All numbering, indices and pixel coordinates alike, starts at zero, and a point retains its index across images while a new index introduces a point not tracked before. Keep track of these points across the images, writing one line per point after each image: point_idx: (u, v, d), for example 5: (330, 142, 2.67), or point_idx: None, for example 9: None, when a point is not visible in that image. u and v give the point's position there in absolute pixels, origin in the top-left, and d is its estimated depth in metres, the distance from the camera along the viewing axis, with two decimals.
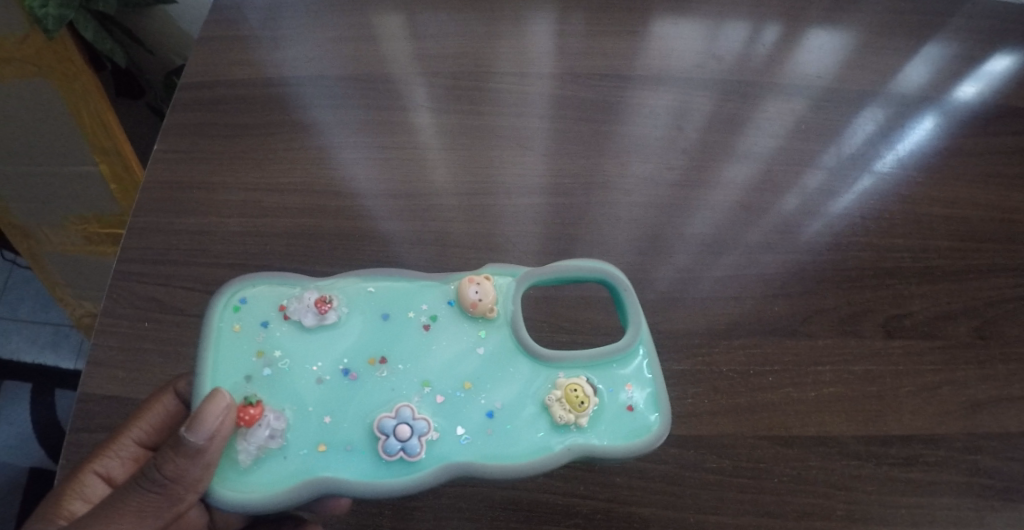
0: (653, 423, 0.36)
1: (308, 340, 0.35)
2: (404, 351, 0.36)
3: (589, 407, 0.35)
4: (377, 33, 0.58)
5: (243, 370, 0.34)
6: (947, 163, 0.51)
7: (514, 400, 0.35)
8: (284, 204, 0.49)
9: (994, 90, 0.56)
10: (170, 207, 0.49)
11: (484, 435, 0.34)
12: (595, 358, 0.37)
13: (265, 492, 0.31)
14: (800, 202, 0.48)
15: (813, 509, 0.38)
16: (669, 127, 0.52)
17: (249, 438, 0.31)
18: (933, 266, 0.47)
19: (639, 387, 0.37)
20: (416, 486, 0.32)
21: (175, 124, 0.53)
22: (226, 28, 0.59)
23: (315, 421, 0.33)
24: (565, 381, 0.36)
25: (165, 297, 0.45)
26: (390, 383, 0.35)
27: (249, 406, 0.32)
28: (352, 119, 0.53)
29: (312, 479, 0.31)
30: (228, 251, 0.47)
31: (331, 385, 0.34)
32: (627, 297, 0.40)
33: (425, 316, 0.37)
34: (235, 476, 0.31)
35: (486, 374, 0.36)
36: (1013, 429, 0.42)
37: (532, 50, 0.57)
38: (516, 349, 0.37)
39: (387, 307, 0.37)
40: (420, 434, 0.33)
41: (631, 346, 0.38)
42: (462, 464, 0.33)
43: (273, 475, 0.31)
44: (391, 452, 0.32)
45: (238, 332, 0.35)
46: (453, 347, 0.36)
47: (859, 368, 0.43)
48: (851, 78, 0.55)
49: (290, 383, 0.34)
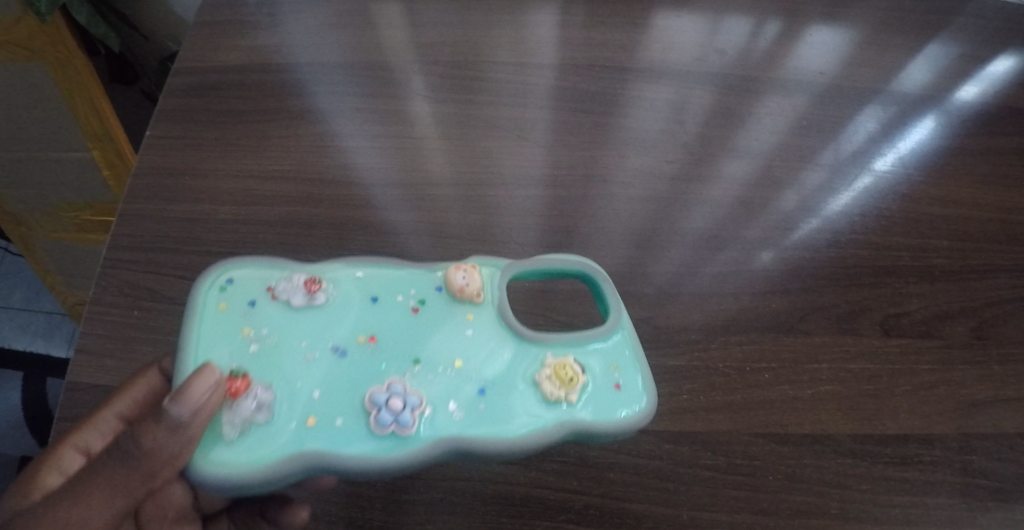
0: (642, 403, 0.35)
1: (295, 318, 0.34)
2: (395, 329, 0.35)
3: (575, 386, 0.34)
4: (376, 22, 0.57)
5: (228, 346, 0.32)
6: (948, 162, 0.51)
7: (506, 378, 0.34)
8: (278, 193, 0.48)
9: (997, 91, 0.55)
10: (162, 194, 0.49)
11: (477, 410, 0.32)
12: (585, 339, 0.37)
13: (250, 466, 0.29)
14: (799, 199, 0.48)
15: (808, 507, 0.38)
16: (669, 122, 0.52)
17: (235, 410, 0.29)
18: (931, 265, 0.46)
19: (624, 365, 0.36)
20: (409, 460, 0.30)
21: (168, 111, 0.52)
22: (221, 13, 0.58)
23: (301, 396, 0.31)
24: (555, 360, 0.35)
25: (156, 286, 0.44)
26: (380, 359, 0.33)
27: (236, 379, 0.30)
28: (349, 108, 0.52)
29: (299, 452, 0.29)
30: (220, 239, 0.46)
31: (319, 361, 0.32)
32: (605, 287, 0.40)
33: (414, 299, 0.36)
34: (215, 450, 0.29)
35: (478, 352, 0.35)
36: (1008, 430, 0.42)
37: (531, 41, 0.56)
38: (506, 331, 0.36)
39: (376, 290, 0.36)
40: (412, 408, 0.31)
41: (614, 329, 0.37)
42: (455, 439, 0.31)
43: (258, 447, 0.29)
44: (383, 425, 0.30)
45: (224, 308, 0.33)
46: (443, 327, 0.35)
47: (855, 367, 0.43)
48: (853, 75, 0.55)
49: (278, 359, 0.32)
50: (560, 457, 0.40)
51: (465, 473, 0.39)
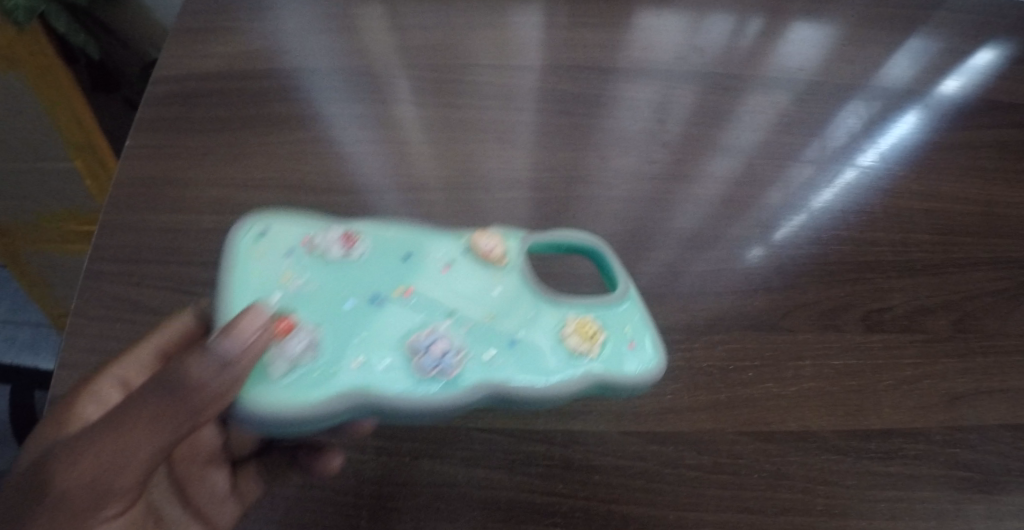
0: (652, 362, 0.35)
1: (333, 270, 0.34)
2: (430, 282, 0.34)
3: (605, 338, 0.34)
4: (356, 27, 0.57)
5: (268, 293, 0.32)
6: (929, 157, 0.51)
7: (538, 331, 0.34)
8: (260, 201, 0.48)
9: (978, 84, 0.55)
10: (143, 204, 0.48)
11: (513, 357, 0.32)
12: (600, 303, 0.36)
13: (298, 402, 0.29)
14: (782, 196, 0.48)
15: (793, 504, 0.38)
16: (651, 122, 0.51)
17: (283, 348, 0.30)
18: (913, 260, 0.47)
19: (632, 325, 0.36)
20: (450, 403, 0.31)
21: (148, 121, 0.52)
22: (198, 19, 0.57)
23: (343, 341, 0.31)
24: (577, 318, 0.35)
25: (138, 297, 0.44)
26: (417, 310, 0.33)
27: (282, 319, 0.31)
28: (330, 114, 0.52)
29: (346, 392, 0.30)
30: (205, 249, 0.46)
31: (359, 309, 0.32)
32: (609, 261, 0.38)
33: (445, 257, 0.35)
34: (264, 387, 0.29)
35: (514, 304, 0.34)
36: (991, 422, 0.42)
37: (512, 43, 0.56)
38: (529, 292, 0.35)
39: (411, 245, 0.36)
40: (451, 353, 0.31)
41: (619, 299, 0.36)
42: (492, 383, 0.31)
43: (303, 387, 0.29)
44: (426, 367, 0.31)
45: (264, 256, 0.34)
46: (475, 283, 0.35)
47: (839, 363, 0.43)
48: (834, 71, 0.55)
49: (321, 304, 0.32)
50: (546, 461, 0.40)
51: (451, 478, 0.39)
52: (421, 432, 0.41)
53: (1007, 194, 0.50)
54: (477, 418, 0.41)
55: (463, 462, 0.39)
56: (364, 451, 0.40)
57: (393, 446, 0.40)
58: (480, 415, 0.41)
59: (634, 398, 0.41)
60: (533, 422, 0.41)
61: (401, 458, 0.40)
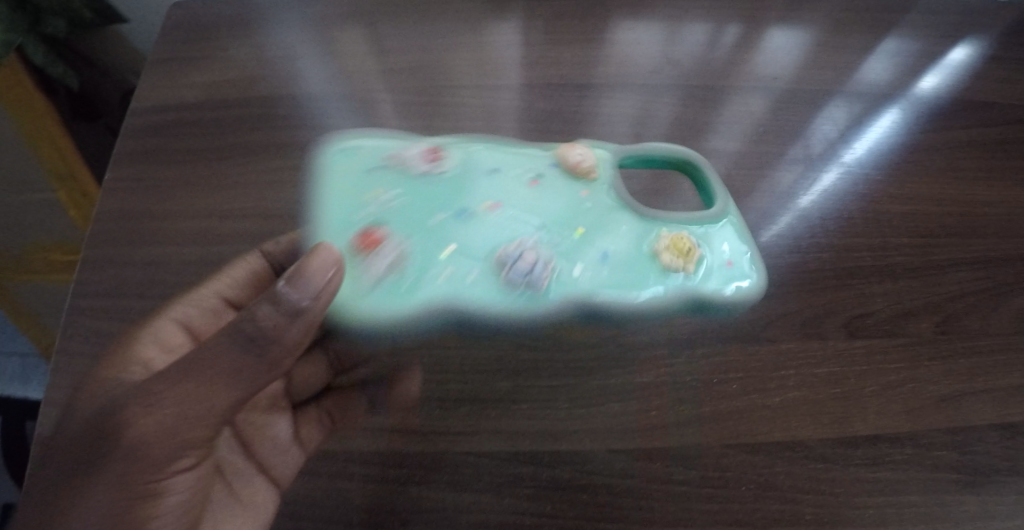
0: (755, 277, 0.38)
1: (424, 187, 0.37)
2: (516, 195, 0.37)
3: (688, 250, 0.37)
4: (333, 52, 0.57)
5: (361, 205, 0.35)
6: (906, 159, 0.51)
7: (626, 245, 0.37)
8: (238, 230, 0.47)
9: (953, 84, 0.55)
10: (124, 238, 0.48)
11: (599, 269, 0.35)
12: (693, 220, 0.39)
13: (397, 310, 0.32)
14: (760, 206, 0.48)
15: (783, 515, 0.38)
16: (628, 135, 0.51)
17: (373, 260, 0.33)
18: (892, 264, 0.47)
19: (736, 251, 0.39)
20: (542, 317, 0.33)
21: (128, 153, 0.52)
22: (173, 48, 0.57)
23: (434, 251, 0.34)
24: (671, 234, 0.37)
25: (121, 331, 0.44)
26: (507, 221, 0.36)
27: (370, 233, 0.34)
28: (306, 139, 0.52)
29: (444, 300, 0.33)
30: (184, 281, 0.46)
31: (447, 221, 0.35)
32: (709, 176, 0.42)
33: (533, 174, 0.39)
34: (356, 298, 0.32)
35: (597, 220, 0.37)
36: (976, 422, 0.42)
37: (488, 61, 0.56)
38: (617, 208, 0.38)
39: (498, 165, 0.39)
40: (543, 262, 0.34)
41: (718, 215, 0.40)
42: (584, 291, 0.34)
43: (414, 290, 0.33)
44: (518, 278, 0.33)
45: (362, 184, 0.36)
46: (562, 198, 0.38)
47: (823, 371, 0.43)
48: (809, 77, 0.55)
49: (410, 217, 0.35)
50: (532, 482, 0.39)
51: (435, 504, 0.38)
52: (404, 456, 0.40)
53: (985, 193, 0.50)
54: (462, 441, 0.40)
55: (449, 487, 0.38)
56: (350, 478, 0.39)
57: (376, 472, 0.39)
58: (465, 438, 0.40)
59: (618, 415, 0.41)
60: (519, 442, 0.40)
61: (384, 485, 0.39)
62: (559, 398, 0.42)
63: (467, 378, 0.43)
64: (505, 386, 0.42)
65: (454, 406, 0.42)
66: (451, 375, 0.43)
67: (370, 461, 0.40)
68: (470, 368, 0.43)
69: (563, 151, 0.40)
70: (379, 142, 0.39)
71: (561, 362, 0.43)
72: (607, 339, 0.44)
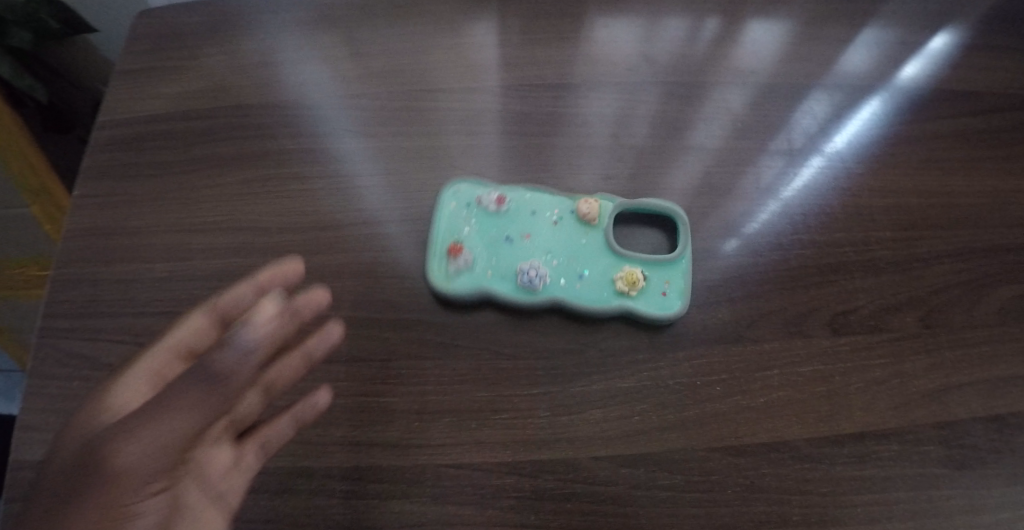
0: (677, 307, 0.43)
1: (487, 219, 0.47)
2: (545, 233, 0.46)
3: (640, 285, 0.44)
4: (297, 53, 0.55)
5: (456, 220, 0.46)
6: (886, 152, 0.51)
7: (594, 272, 0.45)
8: (210, 244, 0.46)
9: (935, 73, 0.54)
10: (93, 256, 0.47)
11: (575, 285, 0.44)
12: (653, 260, 0.45)
13: (446, 285, 0.43)
14: (741, 204, 0.48)
15: (769, 516, 0.38)
16: (606, 136, 0.51)
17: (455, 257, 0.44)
18: (875, 259, 0.46)
19: (675, 284, 0.44)
20: (529, 307, 0.43)
21: (94, 168, 0.50)
22: (136, 58, 0.55)
23: (488, 262, 0.45)
24: (629, 269, 0.45)
25: (94, 353, 0.43)
26: (529, 248, 0.46)
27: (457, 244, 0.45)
28: (275, 148, 0.50)
29: (480, 287, 0.43)
30: (157, 298, 0.45)
31: (499, 245, 0.46)
32: (680, 231, 0.46)
33: (555, 217, 0.47)
34: (439, 273, 0.44)
35: (582, 253, 0.46)
36: (962, 415, 0.41)
37: (461, 61, 0.54)
38: (605, 247, 0.46)
39: (535, 206, 0.47)
40: (544, 276, 0.44)
41: (675, 258, 0.45)
42: (561, 299, 0.43)
43: (463, 284, 0.44)
44: (525, 282, 0.43)
45: (453, 204, 0.47)
46: (568, 237, 0.46)
47: (807, 370, 0.42)
48: (790, 69, 0.54)
49: (480, 239, 0.46)
50: (516, 492, 0.38)
51: (418, 519, 0.37)
52: (383, 470, 0.38)
53: (966, 183, 0.49)
54: (443, 453, 0.39)
55: (431, 501, 0.38)
56: (331, 495, 0.38)
57: (354, 487, 0.38)
58: (446, 450, 0.39)
59: (601, 422, 0.40)
60: (501, 453, 0.39)
61: (364, 500, 0.38)
62: (541, 406, 0.40)
63: (447, 389, 0.41)
64: (486, 395, 0.40)
65: (433, 417, 0.40)
66: (430, 386, 0.41)
67: (348, 477, 0.38)
68: (449, 378, 0.41)
69: (581, 203, 0.47)
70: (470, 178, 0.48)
71: (542, 368, 0.41)
72: (588, 344, 0.43)
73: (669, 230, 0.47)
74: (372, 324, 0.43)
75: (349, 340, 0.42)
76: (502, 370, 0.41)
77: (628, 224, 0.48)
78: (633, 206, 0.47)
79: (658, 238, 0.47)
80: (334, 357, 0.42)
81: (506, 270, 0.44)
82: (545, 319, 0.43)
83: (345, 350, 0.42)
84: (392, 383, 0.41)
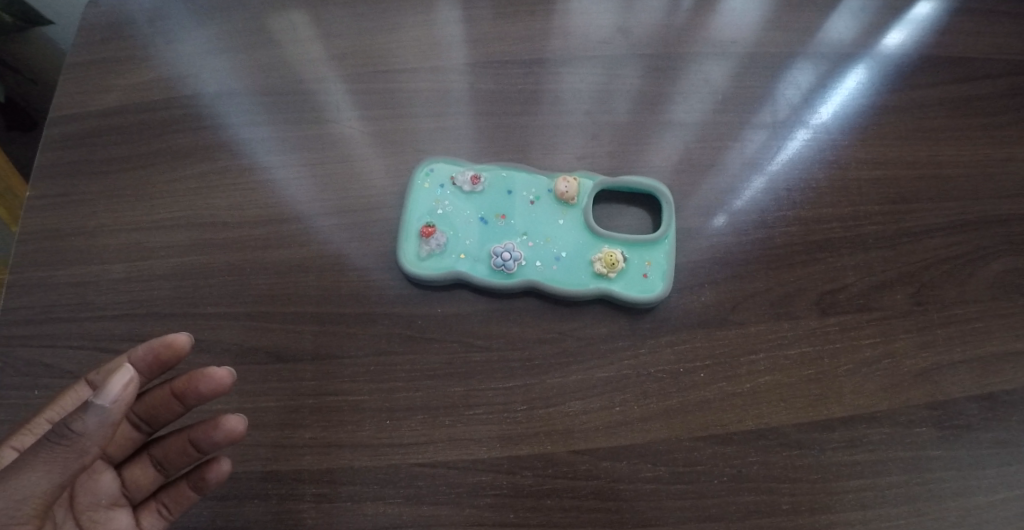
0: (659, 289, 0.41)
1: (461, 199, 0.45)
2: (520, 213, 0.44)
3: (619, 266, 0.42)
4: (254, 39, 0.52)
5: (429, 202, 0.44)
6: (873, 122, 0.49)
7: (574, 253, 0.43)
8: (171, 243, 0.44)
9: (921, 39, 0.52)
10: (49, 258, 0.44)
11: (551, 267, 0.42)
12: (636, 239, 0.43)
13: (418, 269, 0.41)
14: (723, 180, 0.46)
15: (758, 506, 0.36)
16: (581, 115, 0.48)
17: (427, 239, 0.42)
18: (863, 234, 0.44)
19: (657, 264, 0.42)
20: (505, 290, 0.41)
21: (46, 167, 0.47)
22: (85, 50, 0.52)
23: (461, 244, 0.43)
24: (609, 250, 0.42)
25: (52, 361, 0.41)
26: (506, 229, 0.44)
27: (430, 227, 0.43)
28: (234, 138, 0.47)
29: (453, 271, 0.41)
30: (114, 302, 0.43)
31: (474, 226, 0.44)
32: (666, 210, 0.44)
33: (532, 197, 0.45)
34: (411, 256, 0.42)
35: (560, 233, 0.44)
36: (957, 394, 0.39)
37: (427, 41, 0.51)
38: (584, 227, 0.44)
39: (511, 186, 0.45)
40: (519, 258, 0.41)
41: (658, 239, 0.43)
42: (536, 281, 0.41)
43: (436, 266, 0.42)
44: (499, 265, 0.41)
45: (426, 183, 0.45)
46: (545, 217, 0.44)
47: (795, 352, 0.40)
48: (771, 39, 0.51)
49: (454, 221, 0.44)
50: (494, 490, 0.36)
51: (392, 521, 0.36)
52: (352, 472, 0.37)
53: (956, 152, 0.47)
54: (417, 452, 0.37)
55: (405, 501, 0.36)
56: (302, 499, 0.36)
57: (324, 491, 0.36)
58: (419, 448, 0.37)
59: (581, 414, 0.38)
60: (477, 450, 0.37)
61: (334, 504, 0.36)
62: (517, 400, 0.38)
63: (418, 386, 0.39)
64: (459, 390, 0.39)
65: (404, 415, 0.38)
66: (401, 383, 0.39)
67: (316, 481, 0.36)
68: (420, 374, 0.39)
69: (560, 181, 0.44)
70: (445, 158, 0.46)
71: (517, 360, 0.39)
72: (565, 333, 0.41)
73: (654, 209, 0.45)
74: (339, 320, 0.41)
75: (315, 337, 0.40)
76: (476, 363, 0.39)
77: (609, 202, 0.46)
78: (614, 184, 0.45)
79: (641, 217, 0.45)
80: (300, 355, 0.40)
81: (481, 251, 0.43)
82: (520, 305, 0.41)
83: (311, 348, 0.40)
84: (361, 381, 0.39)
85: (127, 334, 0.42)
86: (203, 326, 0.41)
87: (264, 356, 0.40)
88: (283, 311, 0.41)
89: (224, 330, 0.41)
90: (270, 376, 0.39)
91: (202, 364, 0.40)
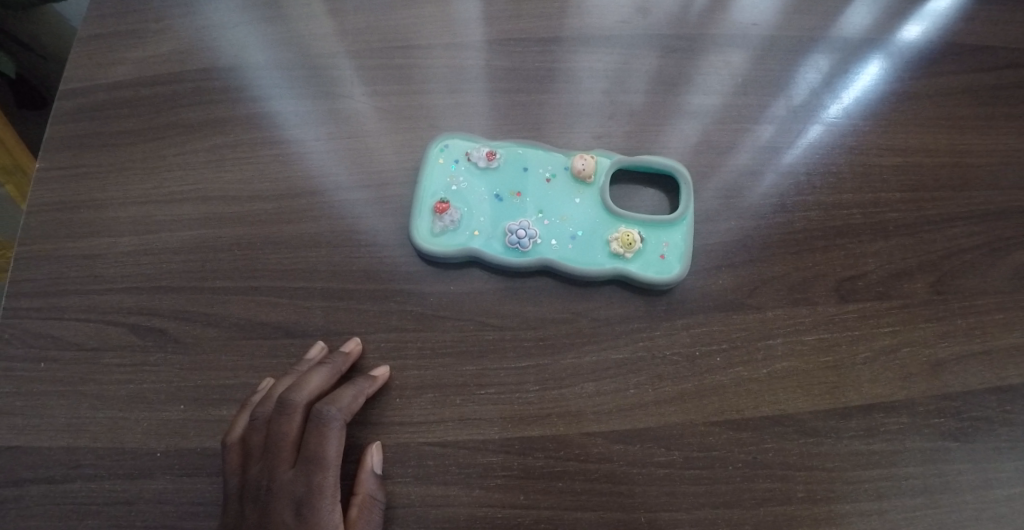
0: (676, 270, 0.40)
1: (475, 175, 0.44)
2: (535, 191, 0.43)
3: (636, 246, 0.41)
4: (265, 16, 0.51)
5: (442, 179, 0.44)
6: (893, 109, 0.48)
7: (589, 232, 0.42)
8: (180, 216, 0.44)
9: (944, 28, 0.51)
10: (56, 230, 0.44)
11: (567, 246, 0.41)
12: (654, 219, 0.42)
13: (431, 245, 0.41)
14: (742, 163, 0.45)
15: (773, 494, 0.36)
16: (597, 94, 0.48)
17: (442, 216, 0.42)
18: (884, 220, 0.43)
19: (675, 245, 0.41)
20: (520, 267, 0.40)
21: (57, 139, 0.47)
22: (95, 25, 0.51)
23: (475, 221, 0.42)
24: (626, 230, 0.42)
25: (59, 333, 0.40)
26: (520, 207, 0.43)
27: (444, 203, 0.42)
28: (246, 112, 0.47)
29: (466, 249, 0.41)
30: (122, 274, 0.42)
31: (488, 204, 0.43)
32: (685, 191, 0.43)
33: (549, 175, 0.44)
34: (424, 233, 0.41)
35: (574, 211, 0.43)
36: (977, 387, 0.39)
37: (441, 18, 0.50)
38: (600, 206, 0.43)
39: (527, 162, 0.44)
40: (534, 236, 0.41)
41: (676, 221, 0.42)
42: (550, 260, 0.40)
43: (448, 243, 0.41)
44: (513, 243, 0.40)
45: (441, 158, 0.44)
46: (560, 195, 0.43)
47: (813, 338, 0.39)
48: (794, 22, 0.50)
49: (468, 198, 0.43)
50: (503, 471, 0.36)
51: (399, 501, 0.35)
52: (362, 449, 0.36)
53: (976, 142, 0.46)
54: (426, 430, 0.37)
55: (414, 481, 0.35)
56: None
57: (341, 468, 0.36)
58: (429, 428, 0.37)
59: (594, 396, 0.38)
60: (488, 430, 0.36)
61: (346, 482, 0.36)
62: (529, 381, 0.38)
63: (429, 364, 0.38)
64: (471, 369, 0.38)
65: (414, 392, 0.38)
66: (412, 361, 0.38)
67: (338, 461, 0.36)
68: (432, 352, 0.39)
69: (577, 158, 0.43)
70: (460, 134, 0.45)
71: (531, 339, 0.39)
72: (579, 313, 0.40)
73: (671, 190, 0.44)
74: (350, 296, 0.40)
75: (326, 313, 0.40)
76: (489, 341, 0.39)
77: (627, 182, 0.45)
78: (632, 163, 0.44)
79: (659, 197, 0.44)
80: (310, 331, 0.40)
81: (495, 229, 0.42)
82: (533, 285, 0.41)
83: (323, 324, 0.40)
84: (373, 358, 0.39)
85: (133, 309, 0.41)
86: (212, 301, 0.41)
87: (274, 330, 0.40)
88: (295, 287, 0.41)
89: (233, 306, 0.40)
90: (278, 350, 0.39)
91: (209, 338, 0.40)
